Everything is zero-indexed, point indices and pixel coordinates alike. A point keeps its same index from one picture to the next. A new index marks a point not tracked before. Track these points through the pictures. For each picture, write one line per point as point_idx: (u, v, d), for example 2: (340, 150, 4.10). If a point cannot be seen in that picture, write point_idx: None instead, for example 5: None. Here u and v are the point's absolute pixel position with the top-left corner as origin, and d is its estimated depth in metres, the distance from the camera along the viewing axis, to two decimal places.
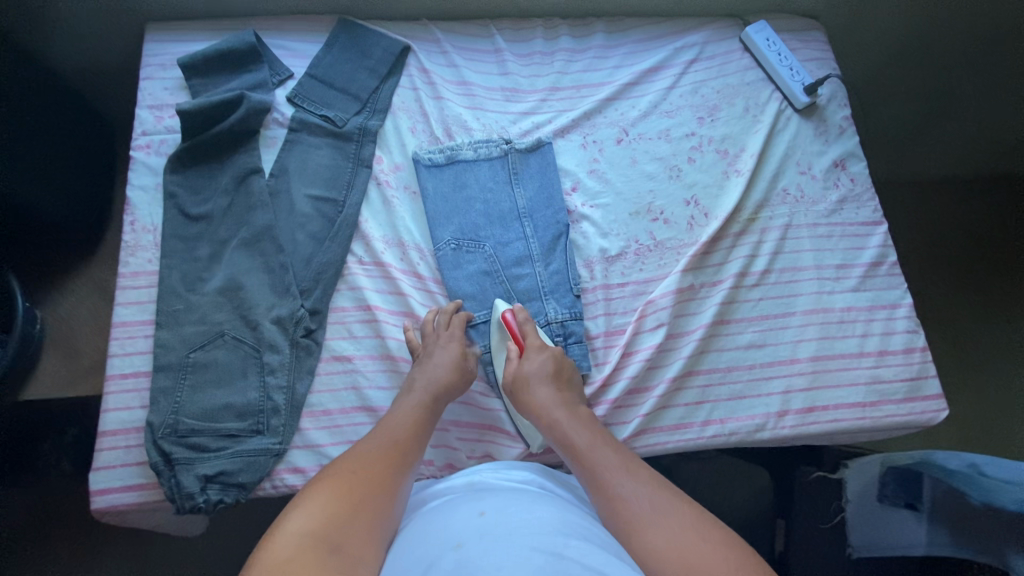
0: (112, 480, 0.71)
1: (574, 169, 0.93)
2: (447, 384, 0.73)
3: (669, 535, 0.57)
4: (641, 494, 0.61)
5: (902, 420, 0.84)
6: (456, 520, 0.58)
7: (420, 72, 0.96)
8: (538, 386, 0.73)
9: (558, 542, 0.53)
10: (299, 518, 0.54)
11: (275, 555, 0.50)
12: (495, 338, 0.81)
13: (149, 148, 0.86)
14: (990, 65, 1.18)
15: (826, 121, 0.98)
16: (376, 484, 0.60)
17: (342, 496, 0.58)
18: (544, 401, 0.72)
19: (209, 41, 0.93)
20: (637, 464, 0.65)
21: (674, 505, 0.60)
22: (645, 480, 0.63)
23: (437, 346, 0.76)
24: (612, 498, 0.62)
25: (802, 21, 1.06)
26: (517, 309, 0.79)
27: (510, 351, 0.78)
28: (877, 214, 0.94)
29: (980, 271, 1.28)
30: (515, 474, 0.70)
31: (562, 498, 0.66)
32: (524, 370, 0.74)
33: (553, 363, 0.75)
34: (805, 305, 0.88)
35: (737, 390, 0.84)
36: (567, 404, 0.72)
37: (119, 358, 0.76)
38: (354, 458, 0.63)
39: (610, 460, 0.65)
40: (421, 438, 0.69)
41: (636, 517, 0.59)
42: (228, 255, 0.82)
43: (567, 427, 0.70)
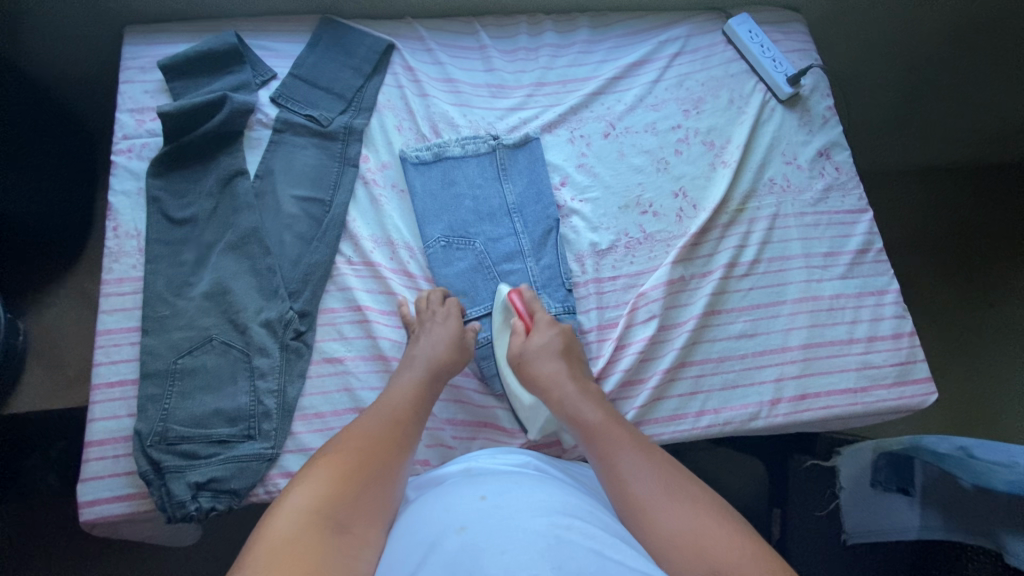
0: (100, 491, 0.70)
1: (562, 164, 0.93)
2: (447, 360, 0.73)
3: (677, 520, 0.57)
4: (654, 477, 0.61)
5: (893, 404, 0.85)
6: (457, 501, 0.57)
7: (405, 70, 0.95)
8: (546, 361, 0.74)
9: (561, 525, 0.53)
10: (298, 496, 0.54)
11: (276, 533, 0.50)
12: (496, 317, 0.81)
13: (130, 152, 0.85)
14: (967, 53, 1.20)
15: (810, 112, 0.99)
16: (376, 461, 0.60)
17: (342, 474, 0.57)
18: (552, 375, 0.73)
19: (189, 42, 0.91)
20: (648, 445, 0.65)
21: (684, 489, 0.60)
22: (654, 462, 0.62)
23: (434, 322, 0.76)
24: (619, 478, 0.62)
25: (783, 13, 1.07)
26: (522, 289, 0.81)
27: (516, 327, 0.79)
28: (862, 202, 0.95)
29: (963, 256, 1.30)
30: (510, 457, 0.70)
31: (560, 480, 0.66)
32: (534, 345, 0.76)
33: (561, 339, 0.76)
34: (795, 294, 0.88)
35: (731, 380, 0.84)
36: (576, 379, 0.72)
37: (104, 367, 0.74)
38: (353, 435, 0.63)
39: (621, 439, 0.65)
40: (421, 412, 0.69)
41: (643, 499, 0.59)
42: (214, 259, 0.80)
43: (577, 403, 0.70)
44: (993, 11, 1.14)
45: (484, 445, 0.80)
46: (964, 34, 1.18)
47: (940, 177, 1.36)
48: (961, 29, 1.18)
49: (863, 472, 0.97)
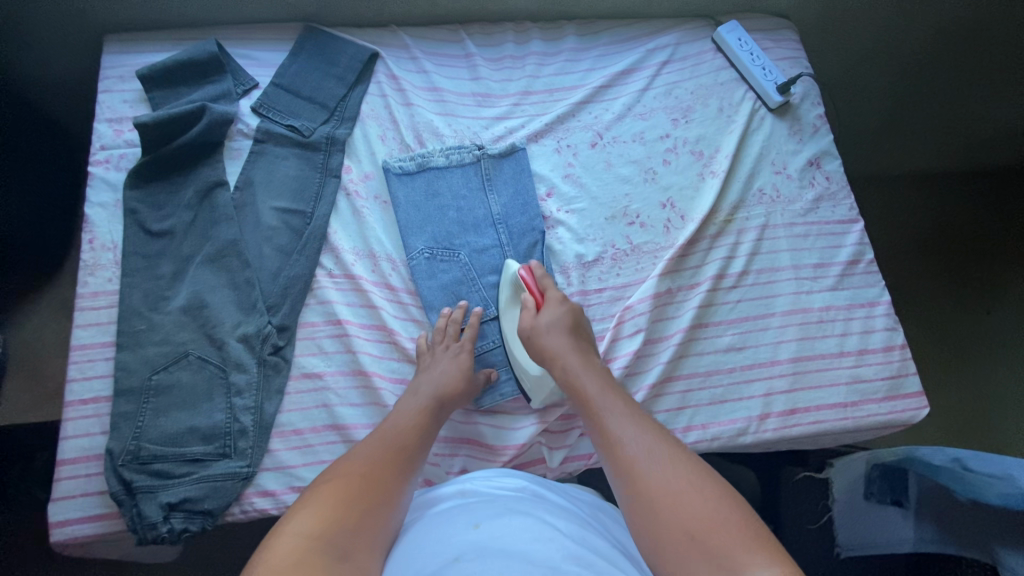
0: (72, 511, 0.68)
1: (548, 174, 0.91)
2: (453, 392, 0.73)
3: (667, 485, 0.56)
4: (644, 442, 0.60)
5: (885, 419, 0.83)
6: (451, 530, 0.56)
7: (389, 78, 0.93)
8: (551, 335, 0.73)
9: (557, 552, 0.52)
10: (298, 520, 0.53)
11: (274, 558, 0.49)
12: (507, 294, 0.81)
13: (108, 163, 0.83)
14: (961, 61, 1.19)
15: (800, 121, 0.98)
16: (380, 487, 0.59)
17: (343, 492, 0.57)
18: (557, 348, 0.72)
19: (170, 51, 0.90)
20: (644, 415, 0.64)
21: (676, 453, 0.59)
22: (646, 428, 0.62)
23: (447, 354, 0.76)
24: (614, 443, 0.61)
25: (774, 20, 1.06)
26: (534, 266, 0.80)
27: (527, 302, 0.77)
28: (853, 212, 0.94)
29: (956, 264, 1.29)
30: (506, 480, 0.68)
31: (553, 503, 0.65)
32: (542, 321, 0.74)
33: (571, 316, 0.75)
34: (784, 306, 0.87)
35: (718, 395, 0.82)
36: (579, 352, 0.72)
37: (78, 383, 0.73)
38: (356, 455, 0.62)
39: (617, 407, 0.65)
40: (425, 441, 0.67)
41: (635, 463, 0.58)
42: (191, 271, 0.79)
43: (576, 373, 0.70)
44: (984, 20, 1.13)
45: (469, 461, 0.79)
46: (956, 43, 1.17)
47: (942, 184, 1.34)
48: (953, 37, 1.17)
49: (855, 483, 0.95)
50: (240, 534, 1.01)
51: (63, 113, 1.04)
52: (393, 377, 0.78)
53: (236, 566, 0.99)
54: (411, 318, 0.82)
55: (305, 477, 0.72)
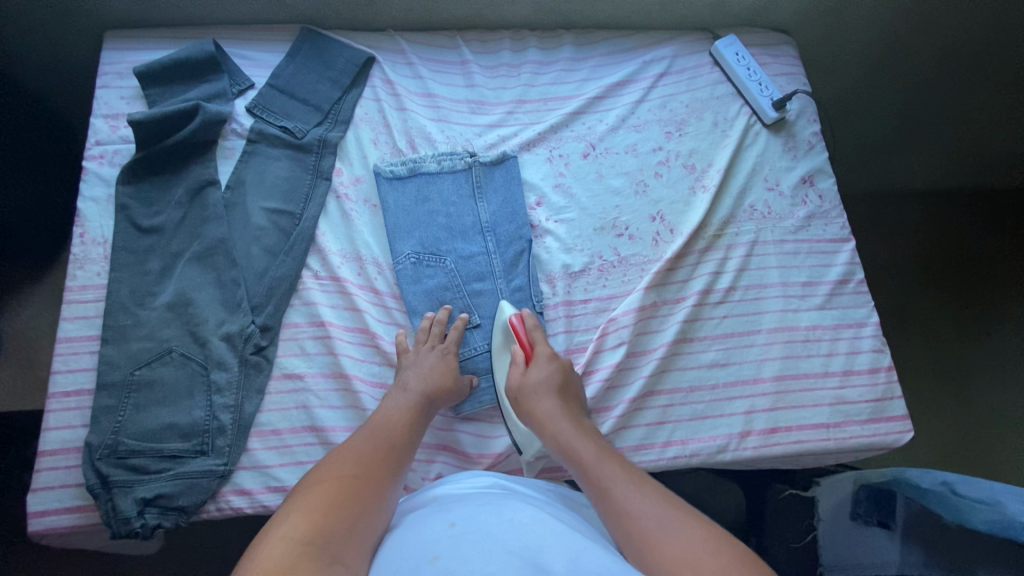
0: (49, 502, 0.69)
1: (539, 183, 0.91)
2: (440, 386, 0.74)
3: (687, 551, 0.54)
4: (650, 508, 0.59)
5: (868, 441, 0.83)
6: (427, 530, 0.56)
7: (384, 83, 0.94)
8: (542, 398, 0.72)
9: (536, 542, 0.53)
10: (288, 524, 0.53)
11: (267, 562, 0.49)
12: (497, 341, 0.81)
13: (102, 159, 0.84)
14: (963, 86, 1.18)
15: (795, 137, 0.98)
16: (367, 486, 0.60)
17: (333, 497, 0.57)
18: (548, 411, 0.71)
19: (169, 50, 0.91)
20: (644, 478, 0.63)
21: (687, 517, 0.58)
22: (654, 494, 0.61)
23: (431, 352, 0.77)
24: (621, 512, 0.59)
25: (773, 35, 1.05)
26: (524, 314, 0.80)
27: (516, 356, 0.77)
28: (845, 231, 0.94)
29: (954, 284, 1.27)
30: (474, 480, 0.68)
31: (526, 495, 0.65)
32: (531, 379, 0.74)
33: (560, 374, 0.74)
34: (771, 323, 0.87)
35: (700, 411, 0.82)
36: (572, 417, 0.71)
37: (62, 375, 0.74)
38: (342, 457, 0.62)
39: (617, 472, 0.64)
40: (413, 438, 0.68)
41: (648, 531, 0.57)
42: (179, 269, 0.79)
43: (572, 439, 0.68)
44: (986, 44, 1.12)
45: (447, 467, 0.78)
46: (958, 67, 1.16)
47: (943, 203, 1.33)
48: (956, 62, 1.15)
49: (841, 504, 0.96)
50: (215, 537, 0.99)
51: (62, 107, 1.05)
52: (373, 381, 0.78)
53: (209, 568, 0.98)
54: (394, 323, 0.82)
55: (281, 477, 0.73)
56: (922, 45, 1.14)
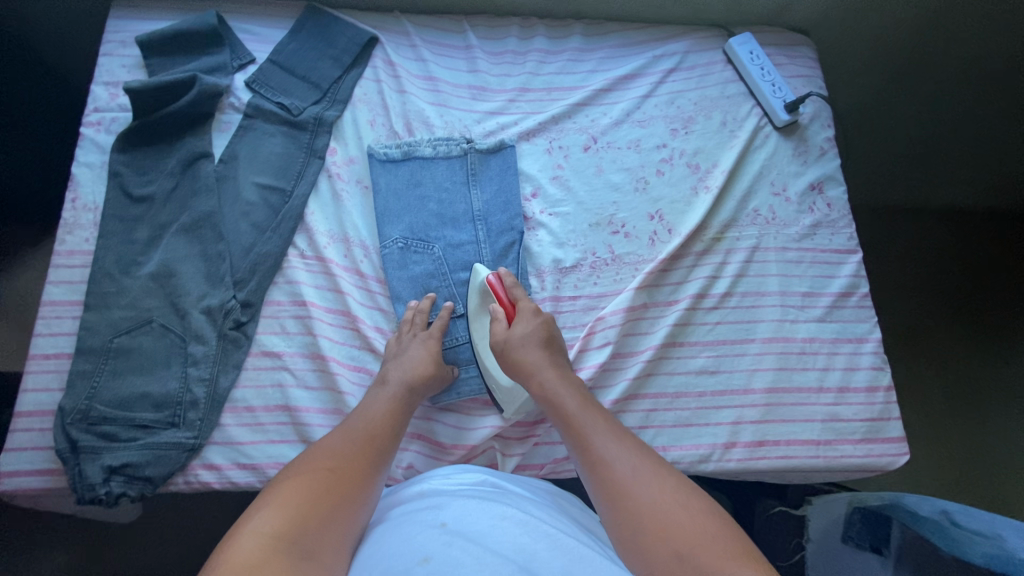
0: (21, 464, 0.69)
1: (536, 174, 0.89)
2: (424, 375, 0.72)
3: (660, 501, 0.54)
4: (625, 458, 0.59)
5: (859, 461, 0.79)
6: (414, 530, 0.53)
7: (386, 64, 0.93)
8: (527, 348, 0.70)
9: (528, 548, 0.51)
10: (260, 520, 0.51)
11: (236, 558, 0.46)
12: (473, 303, 0.79)
13: (100, 126, 0.84)
14: (982, 100, 1.14)
15: (807, 142, 0.94)
16: (348, 483, 0.58)
17: (311, 493, 0.55)
18: (532, 363, 0.70)
19: (172, 19, 0.90)
20: (622, 430, 0.63)
21: (662, 472, 0.58)
22: (634, 447, 0.60)
23: (414, 341, 0.75)
24: (596, 460, 0.60)
25: (791, 35, 1.01)
26: (502, 273, 0.77)
27: (497, 313, 0.75)
28: (852, 242, 0.90)
29: (977, 308, 1.21)
30: (460, 476, 0.65)
31: (517, 494, 0.63)
32: (513, 335, 0.72)
33: (544, 330, 0.72)
34: (765, 332, 0.83)
35: (684, 418, 0.79)
36: (556, 367, 0.70)
37: (43, 337, 0.74)
38: (321, 453, 0.61)
39: (595, 423, 0.63)
40: (396, 431, 0.67)
41: (621, 480, 0.57)
42: (166, 240, 0.79)
43: (555, 388, 0.68)
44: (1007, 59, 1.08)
45: (419, 456, 0.77)
46: (975, 81, 1.12)
47: (976, 226, 1.25)
48: (973, 77, 1.12)
49: (834, 525, 0.92)
50: (189, 515, 0.98)
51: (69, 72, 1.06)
52: (351, 364, 0.77)
53: (178, 545, 0.97)
54: (377, 308, 0.81)
55: (251, 455, 0.72)
56: (939, 59, 1.11)
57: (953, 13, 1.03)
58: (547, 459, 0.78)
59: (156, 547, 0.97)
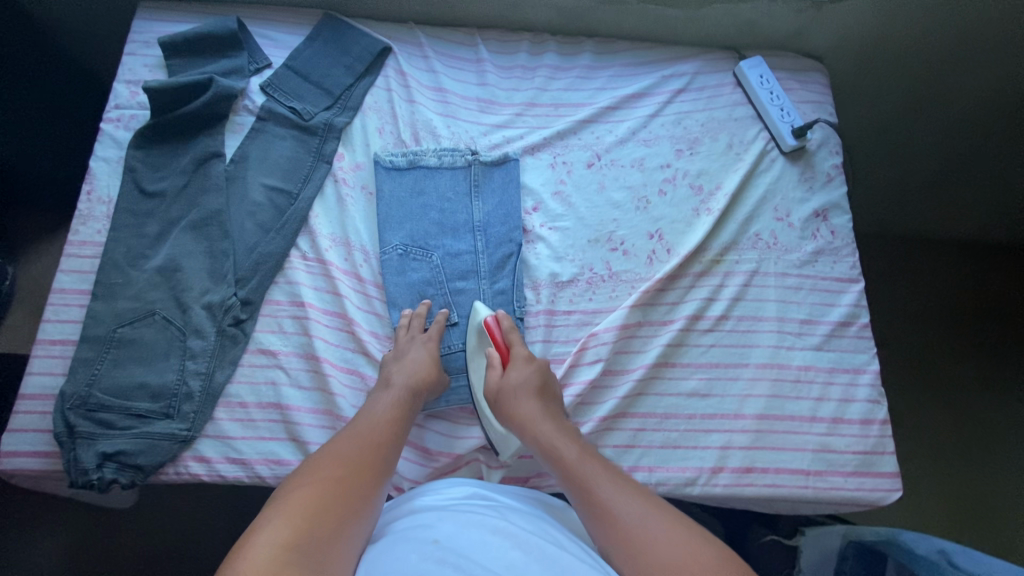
0: (20, 445, 0.71)
1: (538, 188, 0.90)
2: (424, 379, 0.73)
3: (672, 551, 0.54)
4: (631, 507, 0.58)
5: (850, 495, 0.78)
6: (407, 548, 0.53)
7: (398, 74, 0.94)
8: (522, 398, 0.71)
9: (520, 564, 0.51)
10: (269, 530, 0.51)
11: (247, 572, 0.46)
12: (472, 342, 0.81)
13: (119, 122, 0.87)
14: (996, 133, 1.11)
15: (813, 168, 0.93)
16: (356, 491, 0.58)
17: (318, 502, 0.55)
18: (528, 412, 0.70)
19: (195, 23, 0.93)
20: (625, 477, 0.63)
21: (672, 520, 0.57)
22: (632, 490, 0.61)
23: (412, 344, 0.76)
24: (603, 510, 0.59)
25: (804, 61, 1.01)
26: (500, 316, 0.79)
27: (492, 357, 0.77)
28: (854, 271, 0.89)
29: (988, 342, 1.21)
30: (452, 489, 0.66)
31: (507, 507, 0.63)
32: (509, 381, 0.73)
33: (538, 376, 0.73)
34: (760, 358, 0.83)
35: (673, 439, 0.79)
36: (553, 417, 0.70)
37: (51, 324, 0.76)
38: (328, 459, 0.61)
39: (598, 472, 0.62)
40: (399, 436, 0.67)
41: (632, 531, 0.56)
42: (174, 235, 0.81)
43: (553, 438, 0.67)
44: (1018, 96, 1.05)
45: (406, 463, 0.77)
46: (990, 114, 1.09)
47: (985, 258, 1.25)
48: (989, 110, 1.09)
49: (827, 561, 0.90)
50: (179, 504, 1.00)
51: (87, 64, 1.09)
52: (344, 366, 0.79)
53: (167, 533, 0.99)
54: (373, 312, 0.82)
55: (241, 450, 0.74)
56: (957, 89, 1.08)
57: (960, 47, 1.02)
58: (532, 472, 0.78)
59: (145, 532, 0.99)
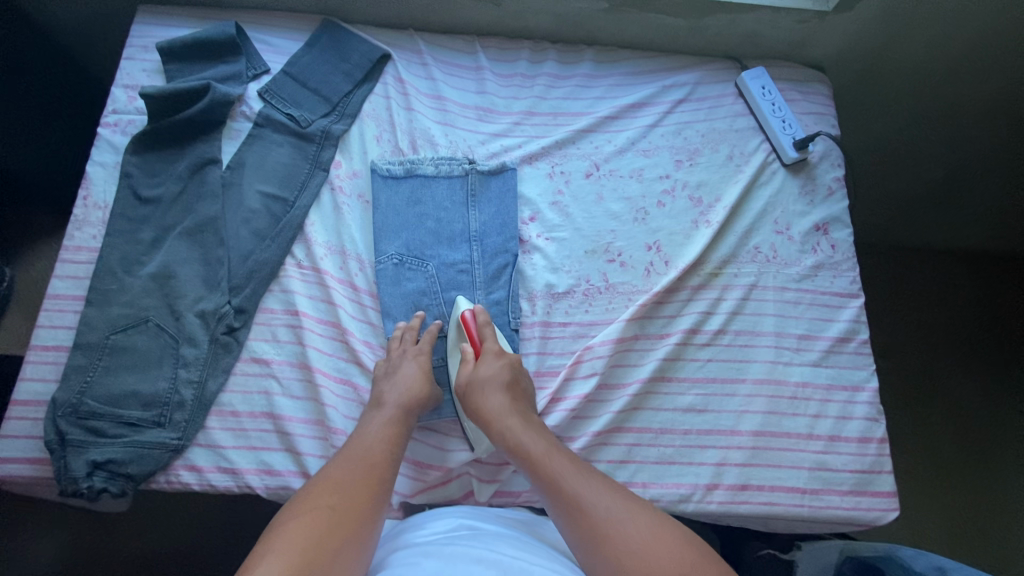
0: (11, 451, 0.71)
1: (535, 198, 0.89)
2: (417, 397, 0.72)
3: (644, 541, 0.57)
4: (603, 500, 0.61)
5: (846, 514, 0.77)
6: None
7: (396, 81, 0.94)
8: (490, 392, 0.70)
9: None
10: (268, 563, 0.51)
11: None
12: (452, 337, 0.80)
13: (116, 127, 0.87)
14: (997, 145, 1.10)
15: (814, 180, 0.92)
16: (352, 516, 0.59)
17: (317, 531, 0.55)
18: (496, 409, 0.69)
19: (194, 28, 0.93)
20: (592, 471, 0.65)
21: (641, 510, 0.61)
22: (600, 483, 0.63)
23: (404, 358, 0.75)
24: (577, 507, 0.61)
25: (807, 72, 1.00)
26: (477, 310, 0.77)
27: (465, 352, 0.75)
28: (854, 286, 0.88)
29: (995, 354, 1.19)
30: (440, 524, 0.66)
31: (490, 532, 0.64)
32: (478, 374, 0.72)
33: (508, 372, 0.72)
34: (757, 373, 0.82)
35: (667, 455, 0.78)
36: (520, 412, 0.70)
37: (45, 330, 0.76)
38: (324, 486, 0.61)
39: (568, 469, 0.64)
40: (395, 456, 0.67)
41: (607, 525, 0.59)
42: (169, 242, 0.81)
43: (521, 435, 0.68)
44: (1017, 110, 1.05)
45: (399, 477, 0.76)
46: (987, 127, 1.09)
47: (988, 268, 1.24)
48: (988, 123, 1.09)
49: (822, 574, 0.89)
50: (173, 507, 1.00)
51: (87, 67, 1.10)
52: (337, 377, 0.78)
53: (159, 537, 0.99)
54: (368, 321, 0.82)
55: (233, 459, 0.74)
56: (955, 103, 1.08)
57: (960, 60, 1.02)
58: (524, 487, 0.77)
59: (138, 536, 0.99)
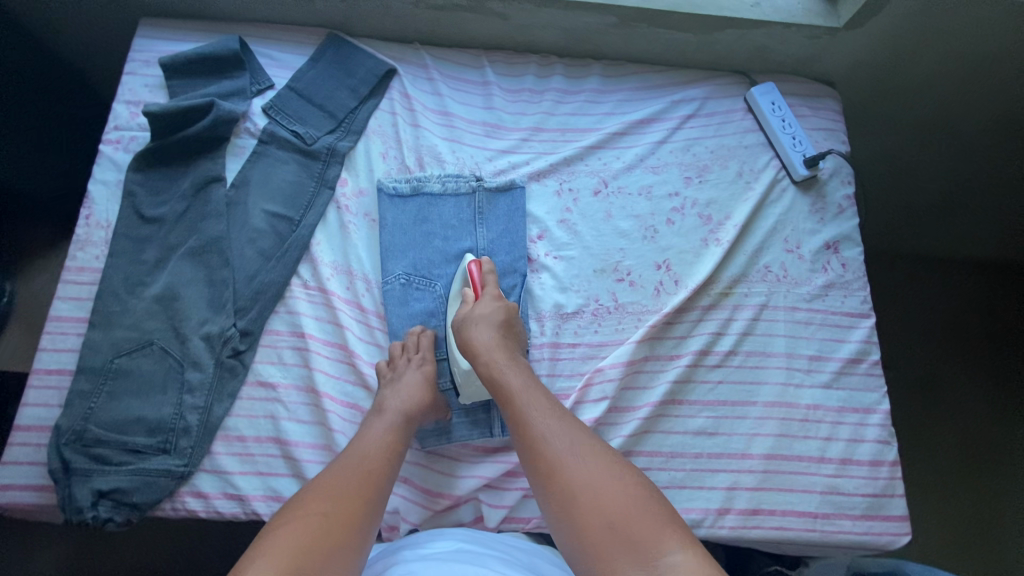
0: (15, 477, 0.70)
1: (543, 216, 0.88)
2: (419, 406, 0.71)
3: (593, 480, 0.58)
4: (564, 437, 0.62)
5: (858, 539, 0.77)
6: None
7: (402, 96, 0.93)
8: (483, 328, 0.72)
9: None
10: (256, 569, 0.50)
11: None
12: (455, 287, 0.81)
13: (118, 144, 0.86)
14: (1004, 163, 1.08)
15: (824, 198, 0.92)
16: (348, 523, 0.57)
17: (306, 539, 0.54)
18: (485, 343, 0.70)
19: (197, 42, 0.92)
20: (566, 412, 0.66)
21: (601, 453, 0.61)
22: (569, 422, 0.64)
23: (407, 368, 0.74)
24: (536, 440, 0.62)
25: (816, 87, 0.99)
26: (483, 261, 0.80)
27: (466, 294, 0.77)
28: (865, 306, 0.87)
29: (998, 366, 1.19)
30: (439, 543, 0.65)
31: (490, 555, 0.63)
32: (475, 312, 0.74)
33: (503, 313, 0.73)
34: (768, 396, 0.81)
35: (678, 479, 0.77)
36: (508, 350, 0.71)
37: (48, 353, 0.75)
38: (318, 492, 0.60)
39: (542, 406, 0.65)
40: (393, 464, 0.66)
41: (561, 460, 0.60)
42: (173, 262, 0.80)
43: (504, 369, 0.69)
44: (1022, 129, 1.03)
45: (406, 503, 0.75)
46: (993, 142, 1.07)
47: (995, 278, 1.23)
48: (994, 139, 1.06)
49: None
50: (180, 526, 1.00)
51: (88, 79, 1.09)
52: (345, 400, 0.77)
53: (167, 556, 0.99)
54: (375, 343, 0.81)
55: (240, 485, 0.73)
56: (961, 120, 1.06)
57: (965, 77, 1.00)
58: (533, 513, 0.76)
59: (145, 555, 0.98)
